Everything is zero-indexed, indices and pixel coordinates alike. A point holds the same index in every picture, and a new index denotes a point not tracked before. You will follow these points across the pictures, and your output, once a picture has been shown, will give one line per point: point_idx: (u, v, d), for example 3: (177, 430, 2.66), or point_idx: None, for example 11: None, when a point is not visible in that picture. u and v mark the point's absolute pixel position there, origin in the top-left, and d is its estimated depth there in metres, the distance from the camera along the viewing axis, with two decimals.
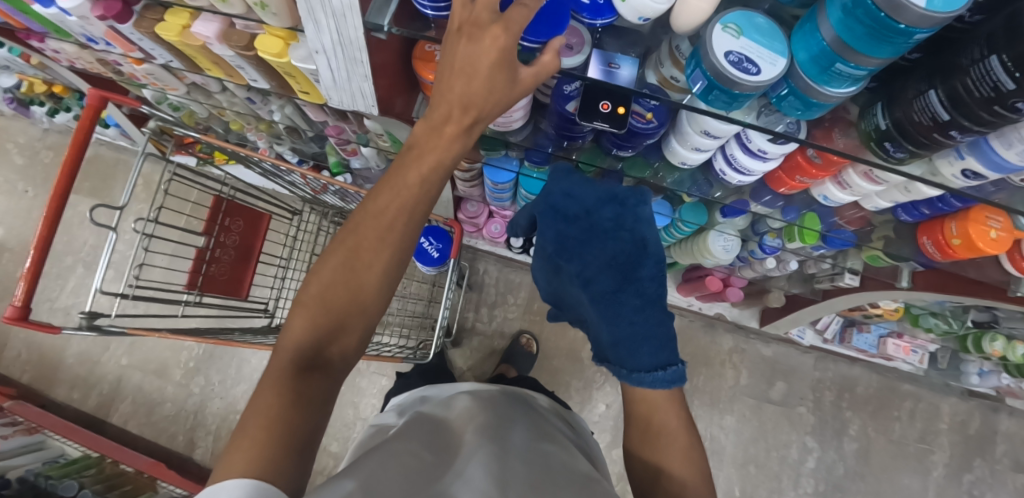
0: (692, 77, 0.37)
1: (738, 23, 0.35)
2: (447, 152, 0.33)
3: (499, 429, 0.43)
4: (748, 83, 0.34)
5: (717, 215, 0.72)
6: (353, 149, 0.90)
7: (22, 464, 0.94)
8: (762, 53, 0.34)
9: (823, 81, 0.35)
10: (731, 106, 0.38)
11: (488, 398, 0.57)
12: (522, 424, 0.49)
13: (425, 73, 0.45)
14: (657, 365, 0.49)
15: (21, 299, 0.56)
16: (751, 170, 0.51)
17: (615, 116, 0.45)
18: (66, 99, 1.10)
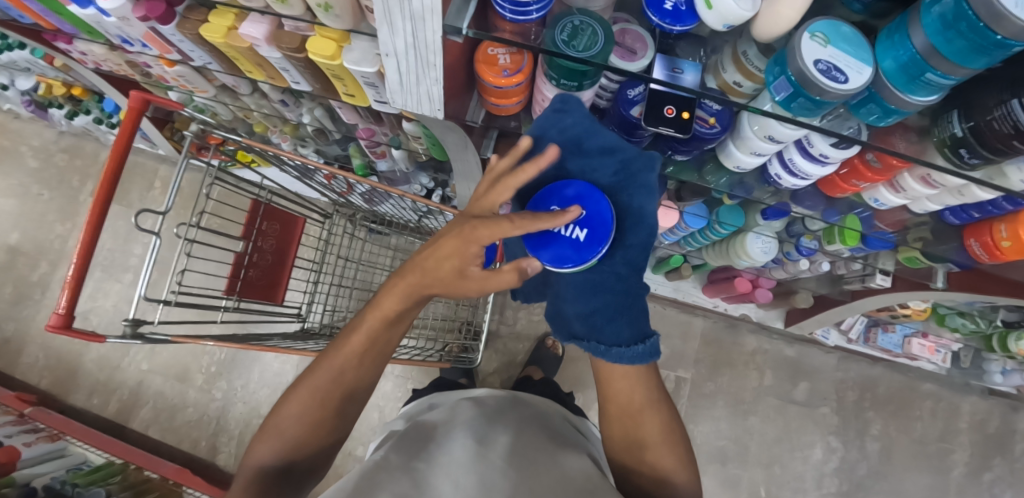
0: (775, 85, 0.39)
1: (825, 32, 0.36)
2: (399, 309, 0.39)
3: (491, 433, 0.46)
4: (836, 91, 0.35)
5: (756, 217, 0.72)
6: (382, 152, 0.89)
7: (46, 472, 0.92)
8: (849, 62, 0.35)
9: (909, 89, 0.35)
10: (814, 113, 0.39)
11: (491, 405, 0.57)
12: (515, 424, 0.51)
13: (488, 76, 0.45)
14: (624, 338, 0.43)
15: (66, 308, 0.55)
16: (808, 174, 0.51)
17: (679, 121, 0.45)
18: (85, 101, 1.09)
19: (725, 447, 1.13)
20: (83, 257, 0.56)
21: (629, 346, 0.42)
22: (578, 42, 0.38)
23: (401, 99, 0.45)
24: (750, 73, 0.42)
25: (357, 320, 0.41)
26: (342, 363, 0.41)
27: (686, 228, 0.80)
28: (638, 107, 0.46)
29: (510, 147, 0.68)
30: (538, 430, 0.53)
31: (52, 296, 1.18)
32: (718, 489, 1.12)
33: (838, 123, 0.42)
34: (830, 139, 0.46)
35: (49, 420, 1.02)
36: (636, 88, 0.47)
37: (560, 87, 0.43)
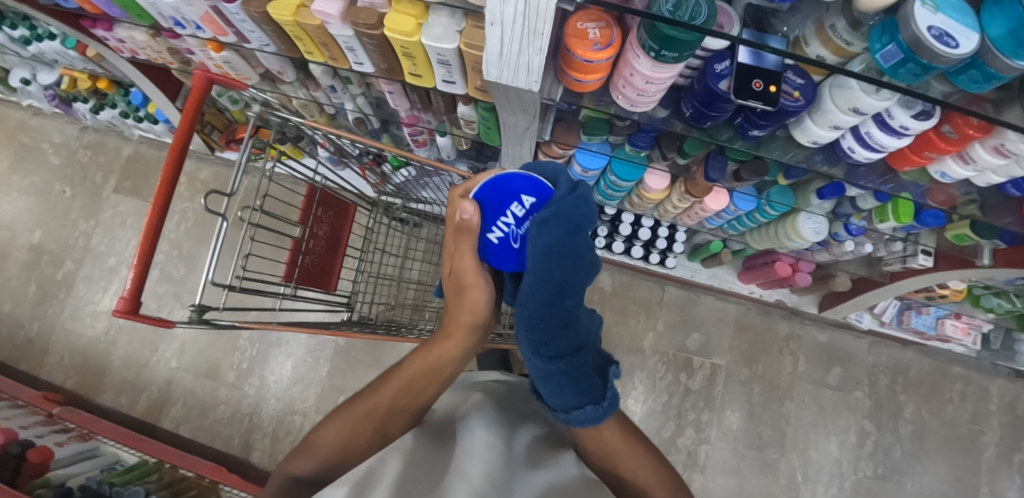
0: (882, 53, 0.39)
1: (933, 1, 0.37)
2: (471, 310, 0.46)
3: (502, 427, 0.44)
4: (949, 56, 0.36)
5: (810, 198, 0.72)
6: (424, 140, 0.89)
7: (81, 472, 0.89)
8: (958, 28, 0.36)
9: (1015, 55, 0.36)
10: (919, 79, 0.40)
11: (502, 395, 0.56)
12: (523, 419, 0.50)
13: (579, 49, 0.44)
14: (563, 406, 0.44)
15: (130, 292, 0.53)
16: (886, 146, 0.52)
17: (767, 94, 0.46)
18: (111, 94, 1.07)
19: (763, 433, 1.14)
20: (146, 245, 0.53)
21: (569, 413, 0.43)
22: (684, 11, 0.38)
23: (495, 72, 0.45)
24: (839, 47, 0.43)
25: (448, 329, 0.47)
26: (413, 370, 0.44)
27: (734, 211, 0.80)
28: (727, 81, 0.46)
29: (567, 130, 0.68)
30: (544, 425, 0.52)
31: (77, 294, 1.16)
32: (756, 475, 1.12)
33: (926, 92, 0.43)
34: (913, 110, 0.47)
35: (79, 420, 1.00)
36: (723, 62, 0.46)
37: (660, 58, 0.42)
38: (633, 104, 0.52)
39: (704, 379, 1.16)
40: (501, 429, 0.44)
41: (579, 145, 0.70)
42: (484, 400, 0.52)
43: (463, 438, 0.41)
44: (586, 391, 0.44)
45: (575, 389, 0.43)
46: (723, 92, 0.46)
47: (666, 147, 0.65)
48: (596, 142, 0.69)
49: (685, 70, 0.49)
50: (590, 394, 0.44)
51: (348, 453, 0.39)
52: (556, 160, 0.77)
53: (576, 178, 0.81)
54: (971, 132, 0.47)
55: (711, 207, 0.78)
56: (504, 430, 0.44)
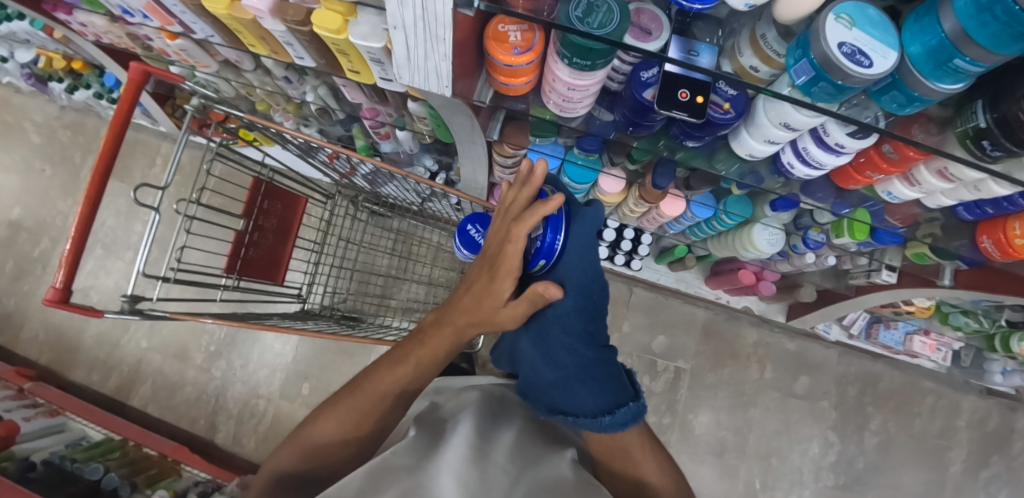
0: (796, 68, 0.37)
1: (850, 14, 0.34)
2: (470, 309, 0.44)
3: (496, 431, 0.49)
4: (861, 76, 0.34)
5: (765, 209, 0.70)
6: (386, 133, 0.89)
7: (45, 447, 0.92)
8: (874, 46, 0.34)
9: (936, 77, 0.34)
10: (836, 98, 0.38)
11: (495, 401, 0.59)
12: (520, 423, 0.55)
13: (497, 52, 0.43)
14: (605, 408, 0.46)
15: (62, 281, 0.54)
16: (824, 164, 0.50)
17: (694, 105, 0.44)
18: (86, 75, 1.07)
19: (724, 438, 1.14)
20: (79, 236, 0.53)
21: (614, 415, 0.46)
22: (593, 19, 0.36)
23: (408, 75, 0.45)
24: (768, 57, 0.41)
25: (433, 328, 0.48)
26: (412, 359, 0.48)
27: (692, 218, 0.79)
28: (652, 90, 0.45)
29: (517, 129, 0.66)
30: (538, 427, 0.56)
31: (53, 272, 1.18)
32: (715, 480, 1.13)
33: (856, 111, 0.40)
34: (848, 128, 0.44)
35: (49, 396, 1.03)
36: (650, 70, 0.45)
37: (572, 66, 0.41)
38: (564, 110, 0.51)
39: (668, 382, 1.15)
40: (491, 432, 0.48)
41: (529, 145, 0.69)
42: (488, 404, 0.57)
43: (458, 432, 0.46)
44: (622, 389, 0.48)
45: (603, 387, 0.47)
46: (648, 101, 0.45)
47: (614, 152, 0.63)
48: (546, 144, 0.67)
49: (614, 76, 0.47)
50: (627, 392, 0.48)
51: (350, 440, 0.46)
52: (510, 159, 0.75)
53: None
54: (910, 154, 0.45)
55: (667, 213, 0.76)
56: (496, 435, 0.48)
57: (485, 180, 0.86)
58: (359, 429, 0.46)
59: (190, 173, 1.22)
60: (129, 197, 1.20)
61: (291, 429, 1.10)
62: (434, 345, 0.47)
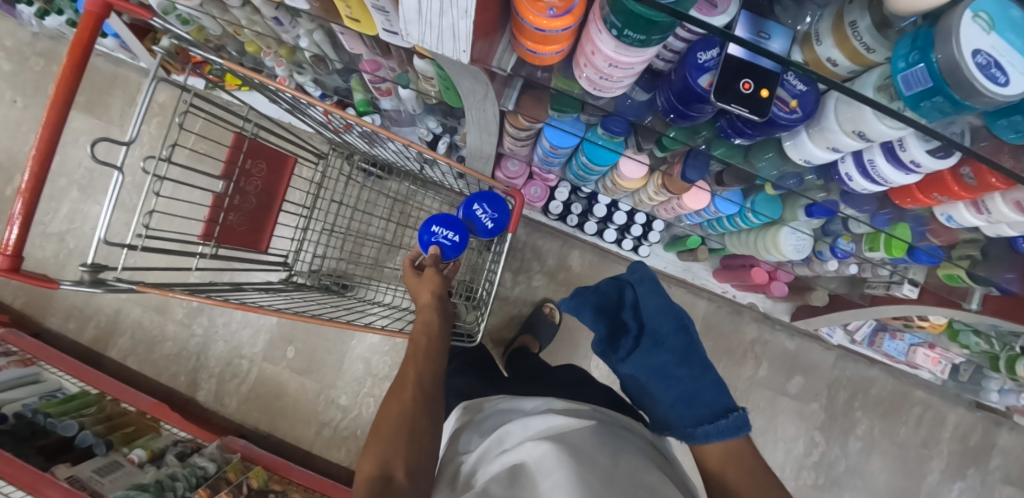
0: (905, 76, 0.29)
1: (990, 13, 0.26)
2: (430, 316, 0.53)
3: (586, 460, 0.39)
4: (991, 95, 0.26)
5: (797, 213, 0.64)
6: (387, 89, 0.81)
7: (18, 399, 0.89)
8: (1014, 58, 0.26)
9: None
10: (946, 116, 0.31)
11: (579, 430, 0.46)
12: (610, 447, 0.44)
13: (528, 12, 0.34)
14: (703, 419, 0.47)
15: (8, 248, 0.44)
16: (890, 181, 0.43)
17: (756, 100, 0.36)
18: (58, 1, 0.93)
19: None
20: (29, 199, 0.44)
21: (713, 424, 0.46)
22: None
23: (418, 33, 0.34)
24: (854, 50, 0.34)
25: (419, 339, 0.50)
26: (414, 363, 0.47)
27: (714, 212, 0.73)
28: (710, 76, 0.37)
29: (534, 101, 0.58)
30: (630, 445, 0.47)
31: None
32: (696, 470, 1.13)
33: (951, 132, 0.34)
34: (930, 144, 0.38)
35: (22, 344, 0.99)
36: (709, 51, 0.36)
37: (621, 40, 0.33)
38: (599, 89, 0.42)
39: None
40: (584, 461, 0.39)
41: (547, 120, 0.62)
42: (571, 425, 0.47)
43: (552, 474, 0.37)
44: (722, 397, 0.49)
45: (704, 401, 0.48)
46: (703, 90, 0.37)
47: (643, 137, 0.56)
48: (566, 120, 0.60)
49: (666, 53, 0.39)
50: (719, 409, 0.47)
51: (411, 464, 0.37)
52: (523, 132, 0.69)
53: (545, 154, 0.74)
54: (994, 182, 0.38)
55: (689, 205, 0.71)
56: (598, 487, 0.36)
57: (493, 149, 0.78)
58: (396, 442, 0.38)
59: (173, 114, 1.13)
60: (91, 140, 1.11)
61: (273, 391, 1.08)
62: (419, 343, 0.49)
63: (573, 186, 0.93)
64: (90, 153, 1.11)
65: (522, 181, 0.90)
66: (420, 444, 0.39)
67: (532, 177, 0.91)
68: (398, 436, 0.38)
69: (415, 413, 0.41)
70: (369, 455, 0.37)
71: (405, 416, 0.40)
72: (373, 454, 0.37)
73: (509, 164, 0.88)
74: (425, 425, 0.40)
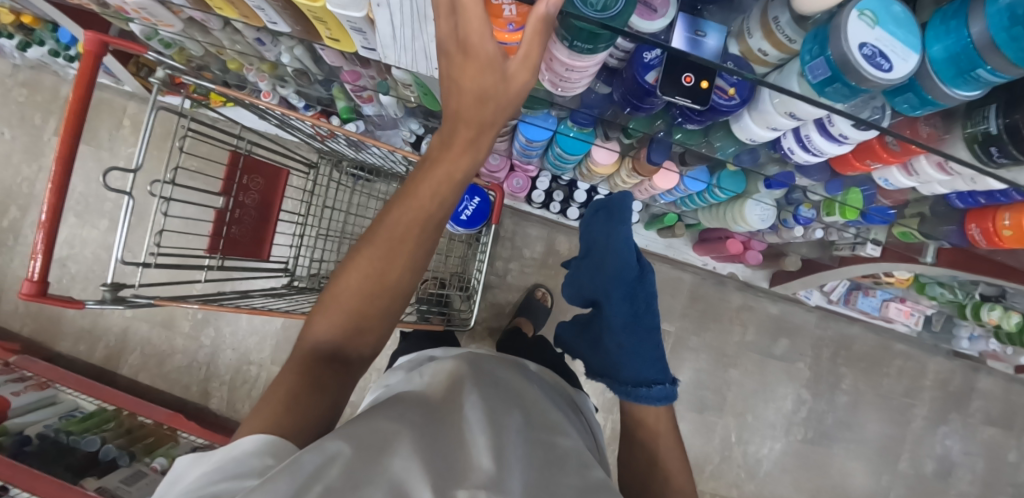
0: (810, 65, 0.34)
1: (874, 11, 0.31)
2: (456, 166, 0.32)
3: (503, 393, 0.41)
4: (877, 80, 0.31)
5: (758, 186, 0.70)
6: (368, 97, 0.84)
7: (39, 420, 0.93)
8: (896, 47, 0.31)
9: (954, 83, 0.32)
10: (849, 99, 0.35)
11: (492, 366, 0.47)
12: (519, 389, 0.44)
13: None
14: (646, 381, 0.55)
15: (37, 271, 0.49)
16: (824, 153, 0.49)
17: (697, 90, 0.42)
18: (39, 31, 0.95)
19: (705, 397, 1.20)
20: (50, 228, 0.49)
21: (649, 389, 0.54)
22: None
23: (394, 55, 0.41)
24: (779, 41, 0.38)
25: (412, 186, 0.33)
26: (406, 216, 0.33)
27: (684, 190, 0.78)
28: (654, 73, 0.41)
29: None
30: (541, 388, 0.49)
31: (27, 242, 1.13)
32: (693, 434, 1.19)
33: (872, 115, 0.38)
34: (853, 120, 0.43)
35: (35, 369, 1.02)
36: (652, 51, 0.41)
37: (572, 49, 0.38)
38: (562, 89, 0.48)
39: None
40: (493, 391, 0.40)
41: (520, 117, 0.66)
42: (489, 362, 0.48)
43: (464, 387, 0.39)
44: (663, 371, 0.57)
45: (647, 363, 0.58)
46: (650, 86, 0.42)
47: (608, 127, 0.61)
48: (538, 115, 0.65)
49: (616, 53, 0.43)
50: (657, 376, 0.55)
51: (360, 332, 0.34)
52: (500, 130, 0.73)
53: (522, 148, 0.78)
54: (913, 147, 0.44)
55: (660, 186, 0.76)
56: (511, 409, 0.38)
57: None
58: (352, 315, 0.33)
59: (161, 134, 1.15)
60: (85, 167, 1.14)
61: None
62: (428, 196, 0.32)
63: (553, 175, 0.97)
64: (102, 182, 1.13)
65: (503, 174, 0.94)
66: (382, 334, 0.36)
67: (513, 170, 0.95)
68: (359, 325, 0.34)
69: (397, 296, 0.35)
70: (321, 319, 0.33)
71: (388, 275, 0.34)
72: (328, 324, 0.33)
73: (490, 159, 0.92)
74: (408, 296, 0.36)
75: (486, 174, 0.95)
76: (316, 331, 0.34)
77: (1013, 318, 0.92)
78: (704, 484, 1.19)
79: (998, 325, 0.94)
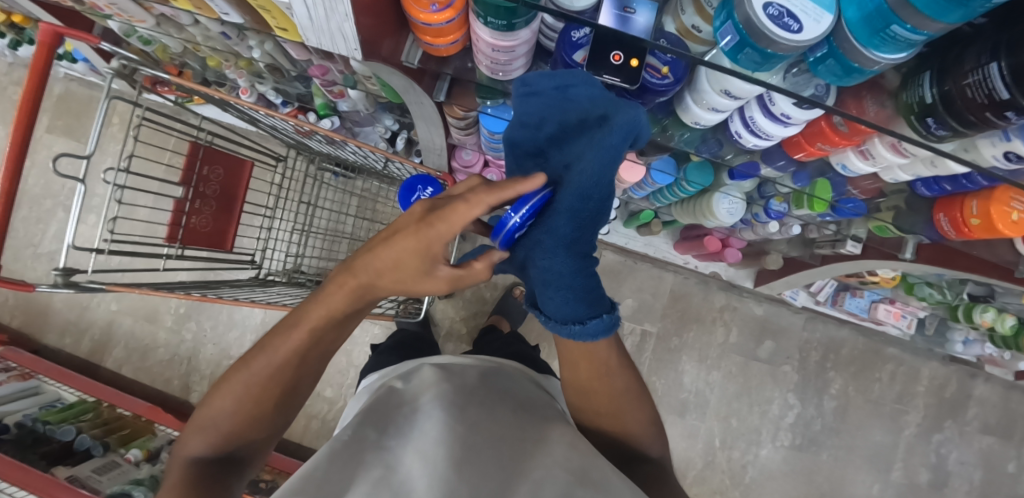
0: (721, 31, 0.34)
1: None
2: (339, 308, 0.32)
3: (470, 396, 0.39)
4: (786, 43, 0.30)
5: (724, 177, 0.68)
6: (339, 92, 0.84)
7: (20, 409, 0.95)
8: (806, 8, 0.30)
9: (872, 45, 0.31)
10: (762, 66, 0.34)
11: (460, 372, 0.46)
12: (494, 397, 0.41)
13: (414, 10, 0.39)
14: (576, 316, 0.33)
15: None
16: (770, 135, 0.48)
17: (627, 69, 0.41)
18: (28, 30, 0.98)
19: (687, 399, 1.17)
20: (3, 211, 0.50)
21: (583, 325, 0.33)
22: None
23: (314, 37, 0.42)
24: (710, 15, 0.38)
25: (291, 319, 0.33)
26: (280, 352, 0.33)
27: (653, 183, 0.78)
28: (582, 52, 0.41)
29: (464, 91, 0.62)
30: (510, 385, 0.47)
31: (15, 237, 1.16)
32: (675, 438, 1.16)
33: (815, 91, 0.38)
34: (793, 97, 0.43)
35: (20, 360, 1.04)
36: (581, 30, 0.41)
37: (489, 26, 0.38)
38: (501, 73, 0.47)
39: (634, 344, 1.16)
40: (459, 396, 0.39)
41: (478, 108, 0.66)
42: (456, 370, 0.47)
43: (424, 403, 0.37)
44: (598, 297, 0.34)
45: (584, 297, 0.32)
46: (578, 64, 0.42)
47: None
48: (498, 106, 0.64)
49: (546, 28, 0.44)
50: (599, 303, 0.34)
51: (244, 433, 0.34)
52: (463, 121, 0.72)
53: (489, 141, 0.77)
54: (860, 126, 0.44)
55: (627, 179, 0.74)
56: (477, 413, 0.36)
57: (443, 142, 0.82)
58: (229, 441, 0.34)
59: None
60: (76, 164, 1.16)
61: None
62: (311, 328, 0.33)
63: None
64: (54, 170, 1.15)
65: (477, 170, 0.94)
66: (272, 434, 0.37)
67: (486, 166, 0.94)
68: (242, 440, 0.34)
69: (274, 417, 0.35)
70: (194, 437, 0.33)
71: (250, 408, 0.33)
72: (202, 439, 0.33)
73: (463, 153, 0.92)
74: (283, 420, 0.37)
75: (459, 170, 0.95)
76: (190, 446, 0.33)
77: (1006, 320, 0.87)
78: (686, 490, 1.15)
79: (990, 327, 0.90)
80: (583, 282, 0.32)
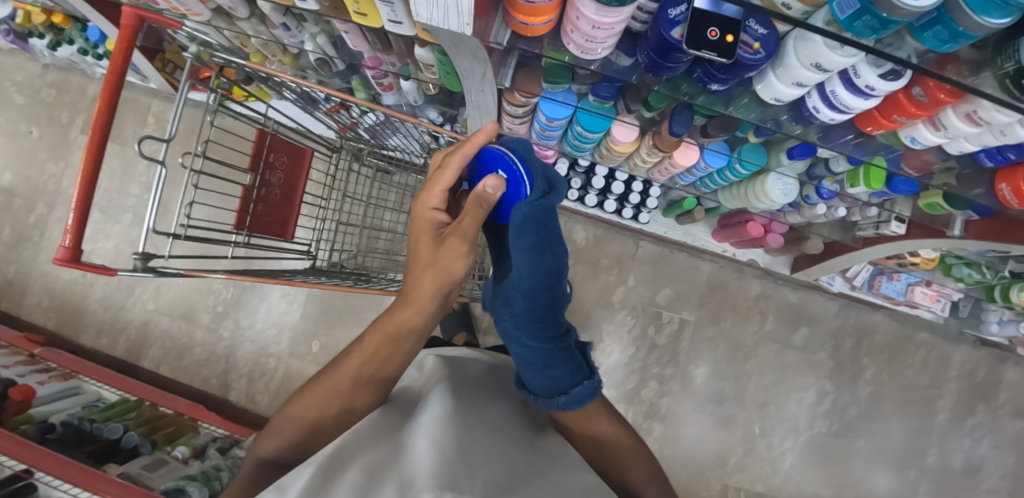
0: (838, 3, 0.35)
1: None
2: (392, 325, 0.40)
3: (468, 399, 0.46)
4: (907, 9, 0.31)
5: (781, 158, 0.69)
6: (389, 84, 0.85)
7: (63, 409, 0.94)
8: None
9: (984, 11, 0.32)
10: (878, 34, 0.36)
11: (466, 377, 0.53)
12: (494, 395, 0.52)
13: None
14: (561, 388, 0.44)
15: (68, 239, 0.47)
16: (851, 108, 0.50)
17: (723, 44, 0.42)
18: (68, 30, 0.98)
19: (724, 388, 1.17)
20: (83, 195, 0.48)
21: (569, 395, 0.44)
22: None
23: (426, 12, 0.42)
24: None
25: (355, 344, 0.42)
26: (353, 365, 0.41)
27: (705, 168, 0.78)
28: (680, 29, 0.43)
29: (529, 76, 0.64)
30: (503, 393, 0.54)
31: (51, 238, 1.16)
32: (714, 426, 1.16)
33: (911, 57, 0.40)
34: (880, 68, 0.44)
35: (60, 360, 1.03)
36: (679, 8, 0.42)
37: (599, 2, 0.39)
38: (587, 52, 0.48)
39: (671, 333, 1.17)
40: (459, 400, 0.45)
41: (541, 93, 0.67)
42: (460, 373, 0.54)
43: (429, 402, 0.44)
44: (578, 368, 0.45)
45: (563, 369, 0.44)
46: (676, 41, 0.43)
47: (631, 99, 0.62)
48: (559, 91, 0.65)
49: (640, 15, 0.46)
50: (575, 374, 0.44)
51: (313, 438, 0.40)
52: (521, 109, 0.73)
53: (543, 128, 0.78)
54: (942, 96, 0.45)
55: (680, 162, 0.76)
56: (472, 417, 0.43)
57: (493, 133, 0.83)
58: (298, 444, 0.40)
59: (182, 130, 1.17)
60: (111, 165, 1.17)
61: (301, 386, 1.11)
62: (373, 342, 0.41)
63: (570, 162, 0.95)
64: (135, 151, 1.17)
65: None
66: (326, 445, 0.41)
67: None
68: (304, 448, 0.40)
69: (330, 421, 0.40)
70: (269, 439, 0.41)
71: (331, 411, 0.40)
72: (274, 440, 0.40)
73: None
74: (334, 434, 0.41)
75: None
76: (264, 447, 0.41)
77: None
78: (727, 477, 1.16)
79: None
80: (558, 359, 0.43)
